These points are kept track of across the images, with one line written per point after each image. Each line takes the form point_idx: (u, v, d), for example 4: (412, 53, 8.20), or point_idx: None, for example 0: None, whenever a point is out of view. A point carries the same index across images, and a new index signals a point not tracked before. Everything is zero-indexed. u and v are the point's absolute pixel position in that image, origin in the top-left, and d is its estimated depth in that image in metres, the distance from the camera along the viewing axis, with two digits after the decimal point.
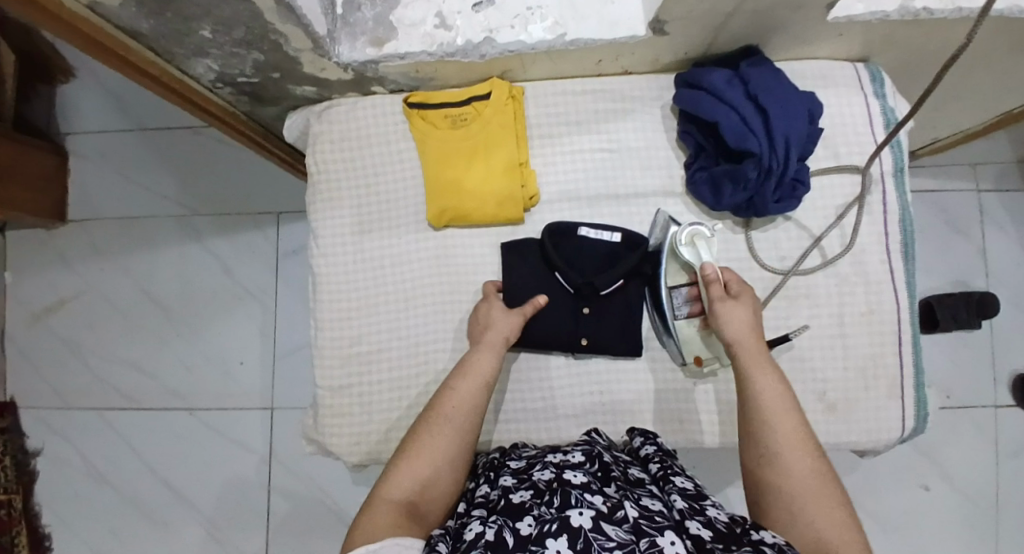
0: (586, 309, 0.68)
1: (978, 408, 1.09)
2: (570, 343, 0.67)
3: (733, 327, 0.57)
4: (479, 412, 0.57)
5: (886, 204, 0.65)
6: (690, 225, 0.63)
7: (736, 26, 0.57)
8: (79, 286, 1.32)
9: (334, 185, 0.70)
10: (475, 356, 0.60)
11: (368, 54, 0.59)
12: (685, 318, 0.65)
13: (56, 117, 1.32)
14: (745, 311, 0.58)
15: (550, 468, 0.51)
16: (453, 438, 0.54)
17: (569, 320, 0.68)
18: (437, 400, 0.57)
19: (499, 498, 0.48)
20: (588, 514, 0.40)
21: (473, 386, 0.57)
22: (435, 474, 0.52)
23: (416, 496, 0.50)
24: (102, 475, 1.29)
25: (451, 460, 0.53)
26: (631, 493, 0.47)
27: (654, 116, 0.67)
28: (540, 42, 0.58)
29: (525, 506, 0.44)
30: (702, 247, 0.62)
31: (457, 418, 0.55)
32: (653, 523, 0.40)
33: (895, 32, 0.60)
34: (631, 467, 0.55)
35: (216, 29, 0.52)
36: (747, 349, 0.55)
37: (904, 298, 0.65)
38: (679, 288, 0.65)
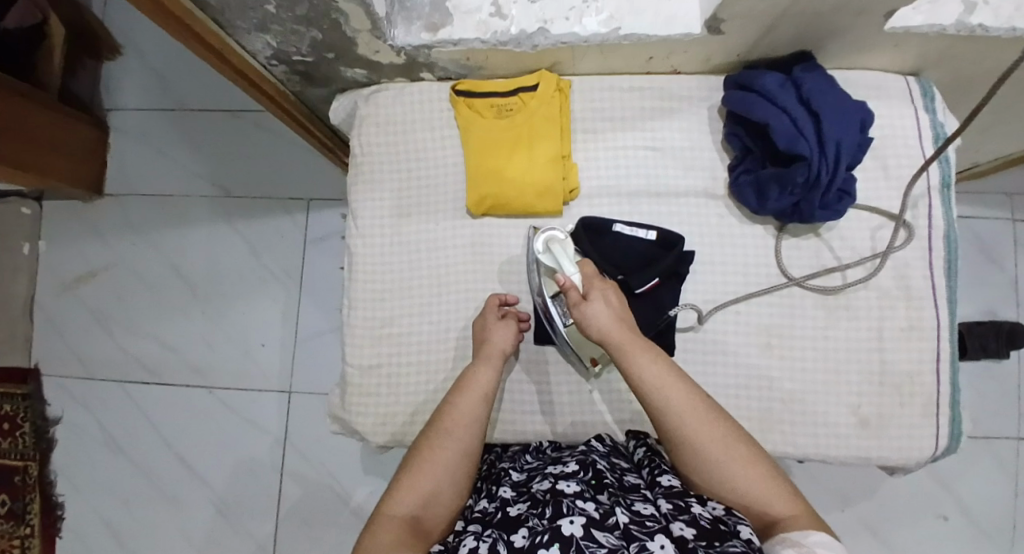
0: None
1: (1006, 440, 1.06)
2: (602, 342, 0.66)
3: (603, 327, 0.55)
4: (481, 426, 0.56)
5: (931, 221, 0.64)
6: (543, 234, 0.64)
7: (790, 30, 0.57)
8: (110, 259, 1.35)
9: (376, 166, 0.71)
10: (473, 372, 0.59)
11: (422, 38, 0.60)
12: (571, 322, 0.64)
13: (101, 93, 1.36)
14: (604, 307, 0.56)
15: (548, 477, 0.51)
16: (455, 453, 0.53)
17: None
18: (436, 417, 0.56)
19: (497, 511, 0.48)
20: (578, 522, 0.40)
21: (473, 400, 0.56)
22: (439, 489, 0.51)
23: (419, 514, 0.49)
24: (119, 446, 1.30)
25: (454, 475, 0.52)
26: (623, 499, 0.47)
27: (700, 117, 0.67)
28: (594, 35, 0.58)
29: (521, 519, 0.44)
30: (559, 253, 0.62)
31: (459, 434, 0.54)
32: (643, 526, 0.41)
33: (953, 47, 0.59)
34: (626, 473, 0.54)
35: (280, 5, 0.53)
36: (622, 341, 0.54)
37: (946, 317, 0.64)
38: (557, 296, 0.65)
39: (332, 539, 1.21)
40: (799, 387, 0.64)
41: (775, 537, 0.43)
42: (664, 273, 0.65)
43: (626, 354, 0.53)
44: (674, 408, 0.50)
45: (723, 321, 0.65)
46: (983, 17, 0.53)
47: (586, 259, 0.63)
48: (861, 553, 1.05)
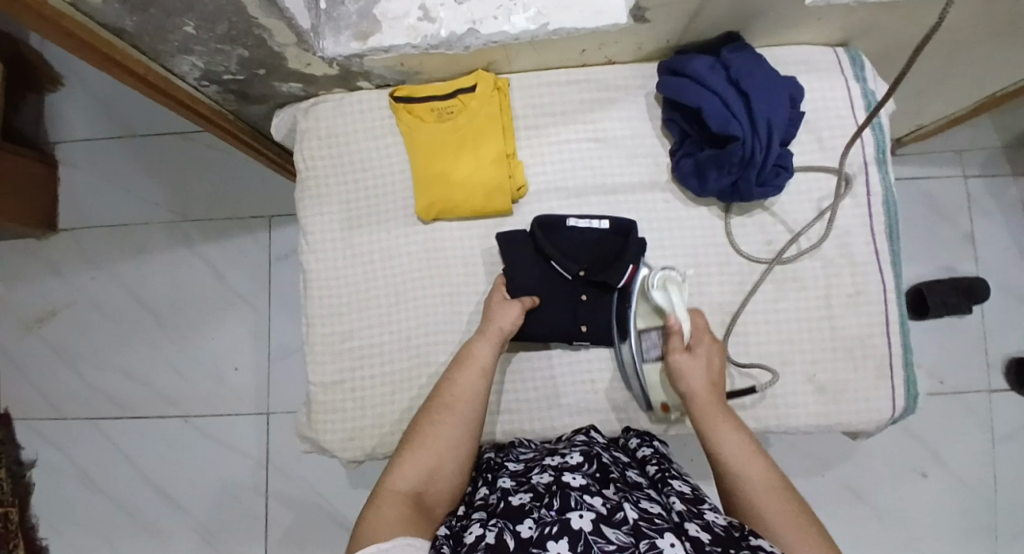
0: (585, 296, 0.67)
1: (972, 392, 1.09)
2: (569, 331, 0.66)
3: (692, 382, 0.57)
4: (481, 402, 0.57)
5: (869, 189, 0.65)
6: (663, 269, 0.64)
7: (713, 12, 0.57)
8: (71, 295, 1.32)
9: (322, 180, 0.70)
10: (472, 346, 0.60)
11: (352, 48, 0.59)
12: (652, 361, 0.65)
13: (45, 126, 1.32)
14: (699, 365, 0.59)
15: (549, 470, 0.52)
16: (456, 427, 0.55)
17: (568, 308, 0.67)
18: (437, 393, 0.58)
19: (499, 501, 0.49)
20: (588, 517, 0.40)
21: (474, 374, 0.58)
22: (440, 463, 0.52)
23: (421, 490, 0.50)
24: (98, 485, 1.28)
25: (455, 451, 0.54)
26: (629, 494, 0.48)
27: (639, 104, 0.67)
28: (523, 32, 0.59)
29: (525, 509, 0.45)
30: (673, 291, 0.62)
31: (460, 410, 0.56)
32: (653, 525, 0.41)
33: (872, 16, 0.60)
34: (629, 470, 0.55)
35: (199, 25, 0.52)
36: (705, 401, 0.56)
37: (891, 281, 0.65)
38: (649, 332, 0.65)
39: None
40: (757, 361, 0.65)
41: None
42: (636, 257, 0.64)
43: (705, 413, 0.55)
44: (737, 466, 0.50)
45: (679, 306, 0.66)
46: None
47: (696, 311, 0.63)
48: (843, 514, 1.08)
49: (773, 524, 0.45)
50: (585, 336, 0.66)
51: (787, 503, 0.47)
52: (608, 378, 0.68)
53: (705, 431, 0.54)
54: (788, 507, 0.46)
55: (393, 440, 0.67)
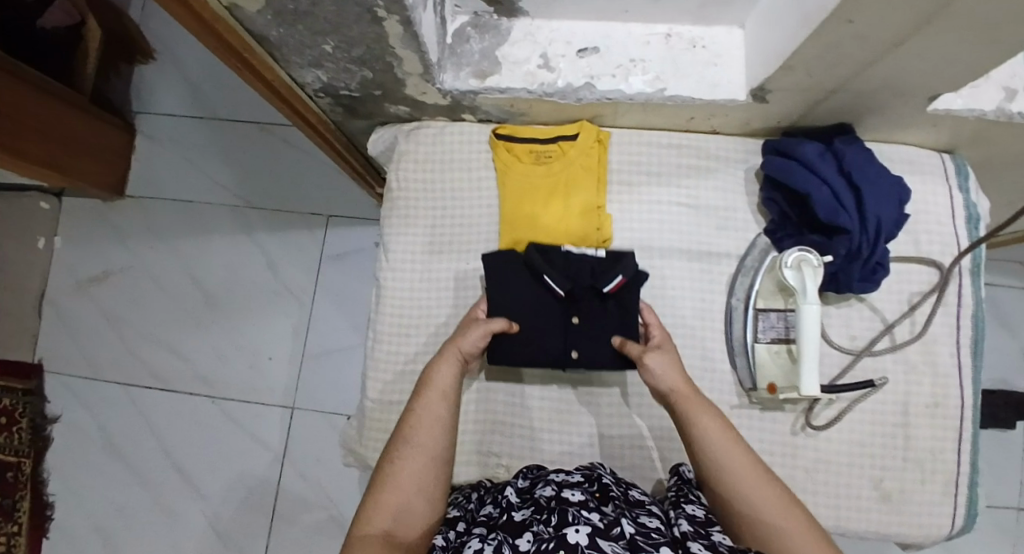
0: (575, 319, 0.63)
1: (1008, 510, 1.07)
2: (558, 355, 0.63)
3: (668, 383, 0.57)
4: (445, 432, 0.57)
5: (960, 300, 0.64)
6: (798, 249, 0.59)
7: (831, 102, 0.58)
8: (126, 262, 1.35)
9: (411, 203, 0.71)
10: (434, 370, 0.59)
11: (470, 84, 0.62)
12: (767, 342, 0.64)
13: (134, 98, 1.38)
14: (670, 359, 0.58)
15: (552, 485, 0.53)
16: (420, 462, 0.55)
17: (558, 330, 0.63)
18: (401, 424, 0.57)
19: (501, 515, 0.51)
20: (584, 531, 0.42)
21: (434, 402, 0.57)
22: (409, 499, 0.53)
23: (393, 527, 0.52)
24: (117, 450, 1.29)
25: (421, 483, 0.54)
26: (627, 512, 0.49)
27: (736, 178, 0.68)
28: (639, 94, 0.60)
29: (526, 523, 0.47)
30: (809, 274, 0.58)
31: (419, 445, 0.56)
32: (648, 539, 0.44)
33: (988, 130, 0.60)
34: (633, 490, 0.56)
35: (338, 46, 0.55)
36: (685, 393, 0.56)
37: (969, 396, 0.64)
38: (768, 312, 0.64)
39: None
40: (822, 455, 0.63)
41: None
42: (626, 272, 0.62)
43: (689, 407, 0.56)
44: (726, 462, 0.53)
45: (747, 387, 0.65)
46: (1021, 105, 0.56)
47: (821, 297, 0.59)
48: None
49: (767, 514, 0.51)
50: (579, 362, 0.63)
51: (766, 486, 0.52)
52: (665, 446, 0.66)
53: (691, 427, 0.55)
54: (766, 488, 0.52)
55: None
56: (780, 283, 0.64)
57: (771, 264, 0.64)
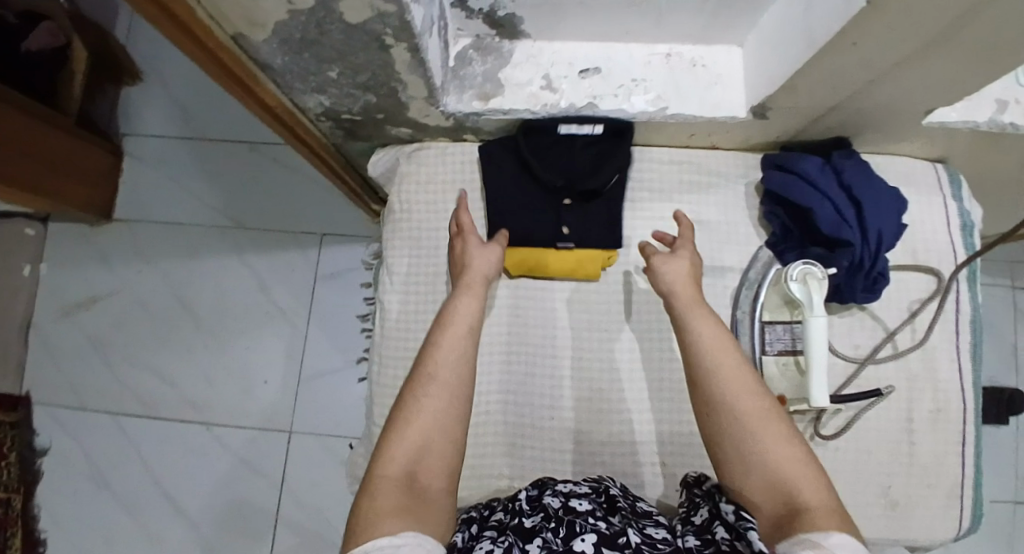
0: (568, 202, 0.66)
1: (1004, 505, 1.11)
2: (551, 233, 0.67)
3: (672, 284, 0.58)
4: (467, 362, 0.55)
5: (958, 306, 0.65)
6: (803, 262, 0.60)
7: (828, 119, 0.59)
8: (115, 287, 1.33)
9: (415, 225, 0.71)
10: (455, 304, 0.58)
11: (474, 106, 0.62)
12: (774, 355, 0.64)
13: (121, 120, 1.36)
14: (681, 267, 0.59)
15: (560, 494, 0.51)
16: (444, 399, 0.51)
17: (551, 210, 0.67)
18: (421, 359, 0.55)
19: (511, 521, 0.50)
20: (590, 541, 0.43)
21: (458, 334, 0.56)
22: (429, 437, 0.50)
23: (412, 468, 0.48)
24: (108, 481, 1.25)
25: (444, 424, 0.51)
26: (635, 522, 0.48)
27: (736, 192, 0.68)
28: (642, 113, 0.61)
29: (535, 529, 0.46)
30: (814, 287, 0.58)
31: (439, 373, 0.53)
32: (655, 549, 0.43)
33: (978, 141, 0.62)
34: (640, 503, 0.53)
35: (343, 71, 0.55)
36: (689, 299, 0.56)
37: (970, 401, 0.65)
38: (775, 324, 0.65)
39: None
40: (831, 466, 0.64)
41: (791, 538, 0.39)
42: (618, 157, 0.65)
43: (688, 311, 0.54)
44: (718, 369, 0.50)
45: None
46: (1014, 116, 0.57)
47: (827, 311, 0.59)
48: None
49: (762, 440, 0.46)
50: (568, 238, 0.66)
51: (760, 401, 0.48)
52: (679, 461, 0.65)
53: (687, 330, 0.53)
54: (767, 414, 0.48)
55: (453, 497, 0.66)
56: (785, 296, 0.64)
57: (776, 277, 0.64)
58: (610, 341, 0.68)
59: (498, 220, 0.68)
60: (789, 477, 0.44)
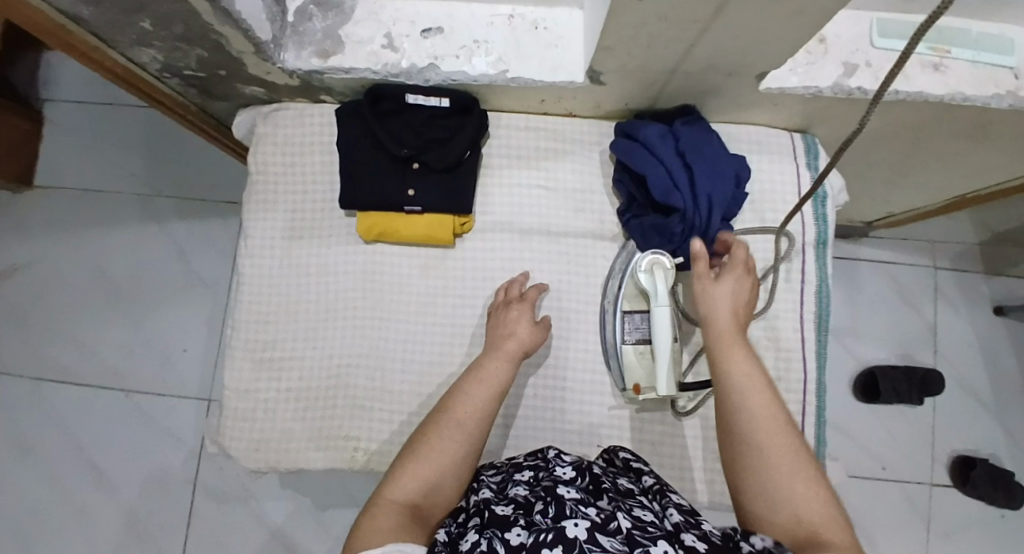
0: (416, 165, 0.65)
1: (917, 482, 1.12)
2: (397, 196, 0.64)
3: (718, 309, 0.55)
4: (489, 420, 0.54)
5: (804, 276, 0.66)
6: (651, 253, 0.61)
7: (668, 83, 0.59)
8: (33, 255, 1.30)
9: (270, 188, 0.70)
10: (493, 363, 0.58)
11: (313, 64, 0.60)
12: (633, 343, 0.64)
13: (39, 83, 1.31)
14: (730, 292, 0.56)
15: (529, 483, 0.46)
16: (459, 443, 0.51)
17: (397, 175, 0.65)
18: (447, 405, 0.54)
19: (485, 508, 0.44)
20: (582, 525, 0.36)
21: (490, 393, 0.55)
22: (442, 480, 0.49)
23: (419, 500, 0.47)
24: (26, 448, 1.25)
25: (456, 467, 0.50)
26: (623, 503, 0.43)
27: (591, 160, 0.69)
28: (482, 75, 0.59)
29: (511, 519, 0.40)
30: (660, 277, 0.60)
31: (464, 423, 0.52)
32: (646, 532, 0.37)
33: (830, 106, 0.62)
34: (621, 479, 0.50)
35: (155, 23, 0.52)
36: (728, 328, 0.54)
37: (813, 368, 0.65)
38: (633, 314, 0.65)
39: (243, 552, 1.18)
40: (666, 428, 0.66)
41: None
42: (469, 130, 0.64)
43: (727, 340, 0.53)
44: (750, 400, 0.49)
45: (596, 362, 0.67)
46: (861, 80, 0.57)
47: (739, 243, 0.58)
48: None
49: (789, 483, 0.44)
50: (414, 202, 0.64)
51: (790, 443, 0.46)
52: (520, 424, 0.66)
53: (722, 357, 0.52)
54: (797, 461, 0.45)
55: (299, 458, 0.67)
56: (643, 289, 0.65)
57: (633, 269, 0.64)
58: (461, 308, 0.68)
59: (350, 179, 0.66)
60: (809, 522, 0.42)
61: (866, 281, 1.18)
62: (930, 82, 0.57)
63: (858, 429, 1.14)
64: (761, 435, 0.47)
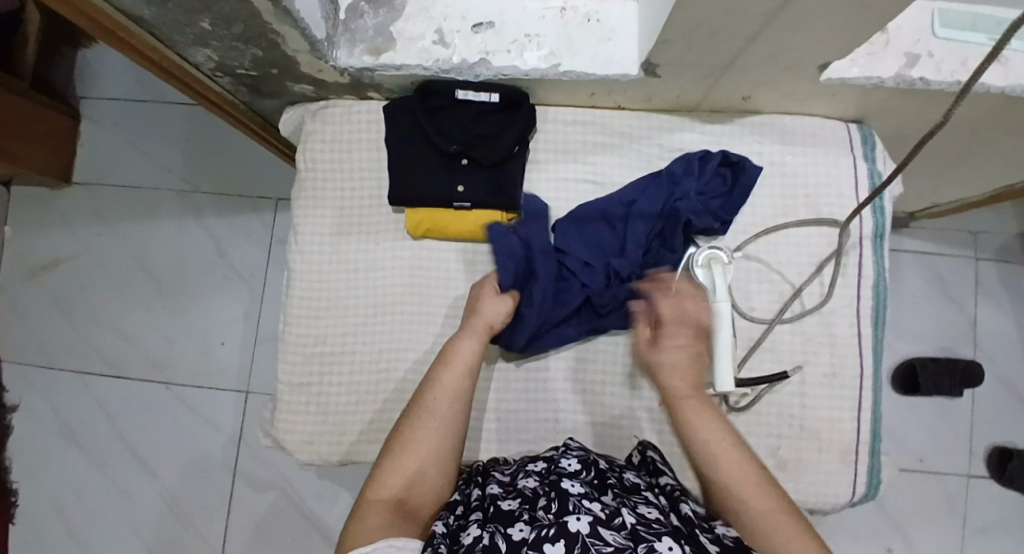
0: (465, 162, 0.65)
1: (958, 477, 1.10)
2: (447, 192, 0.65)
3: (665, 375, 0.57)
4: (466, 400, 0.56)
5: (860, 270, 0.65)
6: (708, 249, 0.62)
7: (721, 76, 0.58)
8: (75, 249, 1.33)
9: (318, 185, 0.70)
10: (458, 341, 0.59)
11: (364, 62, 0.60)
12: None
13: (78, 80, 1.34)
14: (674, 355, 0.57)
15: (536, 475, 0.50)
16: (438, 432, 0.54)
17: (445, 171, 0.65)
18: (420, 393, 0.56)
19: (490, 504, 0.47)
20: (585, 519, 0.39)
21: (458, 372, 0.56)
22: (424, 469, 0.52)
23: (405, 493, 0.51)
24: (74, 437, 1.29)
25: (437, 455, 0.53)
26: (626, 500, 0.45)
27: (640, 154, 0.68)
28: (534, 70, 0.59)
29: (515, 514, 0.44)
30: (718, 271, 0.61)
31: (440, 411, 0.54)
32: (650, 528, 0.39)
33: (890, 97, 0.60)
34: (626, 472, 0.52)
35: (215, 23, 0.53)
36: (683, 391, 0.56)
37: (867, 364, 0.64)
38: None
39: (280, 539, 1.21)
40: None
41: None
42: (518, 125, 0.64)
43: (681, 405, 0.55)
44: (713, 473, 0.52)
45: None
46: (924, 70, 0.55)
47: (665, 300, 0.58)
48: None
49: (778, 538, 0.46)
50: (464, 198, 0.65)
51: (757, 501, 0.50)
52: (571, 417, 0.67)
53: (684, 431, 0.55)
54: (779, 511, 0.48)
55: (351, 450, 0.68)
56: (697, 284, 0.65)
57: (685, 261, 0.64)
58: None
59: (400, 176, 0.66)
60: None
61: (908, 273, 1.16)
62: (997, 71, 0.55)
63: (896, 424, 1.12)
64: (736, 491, 0.50)
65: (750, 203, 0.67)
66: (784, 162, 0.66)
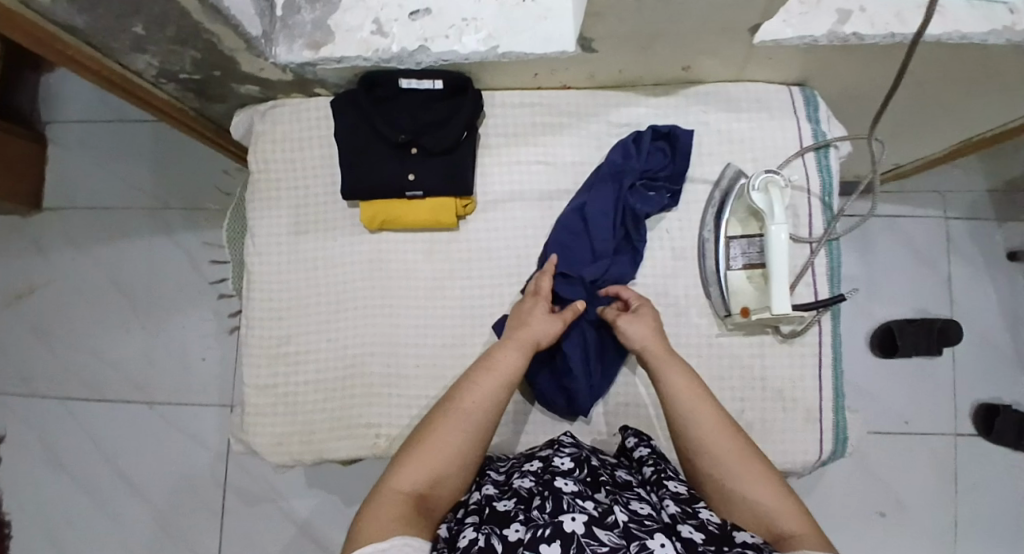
0: (414, 150, 0.65)
1: (943, 435, 1.11)
2: (398, 181, 0.65)
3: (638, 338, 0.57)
4: (497, 412, 0.53)
5: (812, 229, 0.67)
6: (764, 173, 0.61)
7: (659, 47, 0.59)
8: (49, 275, 1.32)
9: (272, 184, 0.71)
10: (500, 351, 0.56)
11: (304, 56, 0.60)
12: (740, 269, 0.65)
13: (41, 105, 1.33)
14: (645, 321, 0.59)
15: (532, 474, 0.47)
16: (465, 435, 0.51)
17: (396, 160, 0.65)
18: (452, 396, 0.54)
19: (484, 505, 0.45)
20: (580, 519, 0.37)
21: (495, 382, 0.54)
22: (445, 473, 0.49)
23: (423, 491, 0.48)
24: (60, 463, 1.28)
25: (462, 461, 0.50)
26: (619, 497, 0.44)
27: (588, 133, 0.69)
28: (473, 53, 0.59)
29: (511, 515, 0.41)
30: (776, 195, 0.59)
31: (471, 417, 0.52)
32: (643, 526, 0.38)
33: (829, 56, 0.60)
34: (619, 471, 0.51)
35: (148, 26, 0.53)
36: (656, 351, 0.56)
37: (827, 321, 0.65)
38: (737, 240, 0.65)
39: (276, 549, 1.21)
40: None
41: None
42: (462, 110, 0.64)
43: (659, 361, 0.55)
44: (694, 420, 0.52)
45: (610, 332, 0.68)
46: (856, 26, 0.55)
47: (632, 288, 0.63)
48: None
49: (742, 483, 0.48)
50: (416, 186, 0.65)
51: (736, 443, 0.51)
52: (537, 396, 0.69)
53: (660, 381, 0.55)
54: (752, 465, 0.49)
55: (320, 446, 0.68)
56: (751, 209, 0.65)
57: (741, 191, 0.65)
58: (466, 288, 0.69)
59: (352, 166, 0.66)
60: (768, 515, 0.46)
61: (879, 237, 1.17)
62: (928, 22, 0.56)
63: (878, 386, 1.13)
64: (710, 446, 0.51)
65: (699, 171, 0.68)
66: (730, 129, 0.67)
